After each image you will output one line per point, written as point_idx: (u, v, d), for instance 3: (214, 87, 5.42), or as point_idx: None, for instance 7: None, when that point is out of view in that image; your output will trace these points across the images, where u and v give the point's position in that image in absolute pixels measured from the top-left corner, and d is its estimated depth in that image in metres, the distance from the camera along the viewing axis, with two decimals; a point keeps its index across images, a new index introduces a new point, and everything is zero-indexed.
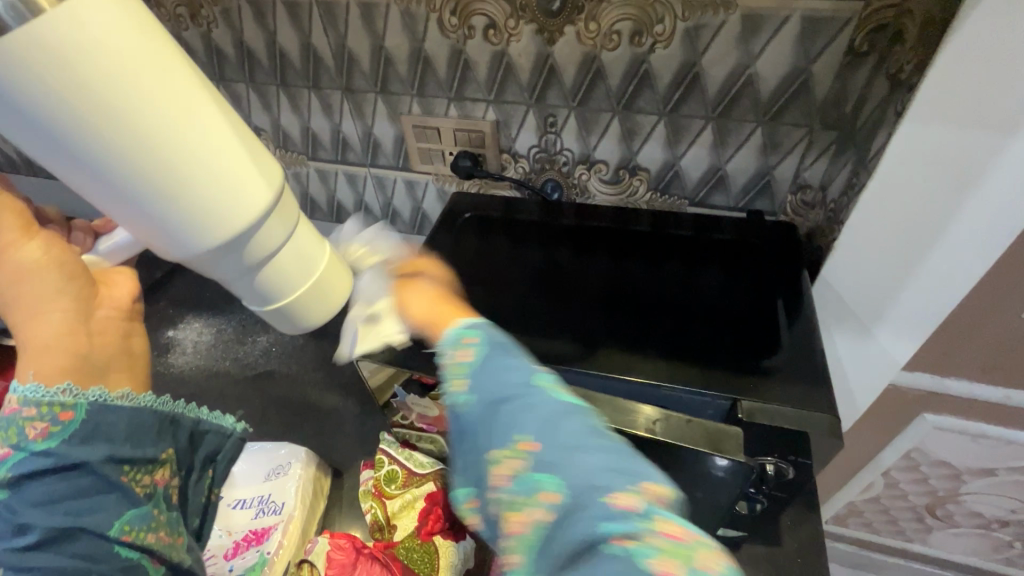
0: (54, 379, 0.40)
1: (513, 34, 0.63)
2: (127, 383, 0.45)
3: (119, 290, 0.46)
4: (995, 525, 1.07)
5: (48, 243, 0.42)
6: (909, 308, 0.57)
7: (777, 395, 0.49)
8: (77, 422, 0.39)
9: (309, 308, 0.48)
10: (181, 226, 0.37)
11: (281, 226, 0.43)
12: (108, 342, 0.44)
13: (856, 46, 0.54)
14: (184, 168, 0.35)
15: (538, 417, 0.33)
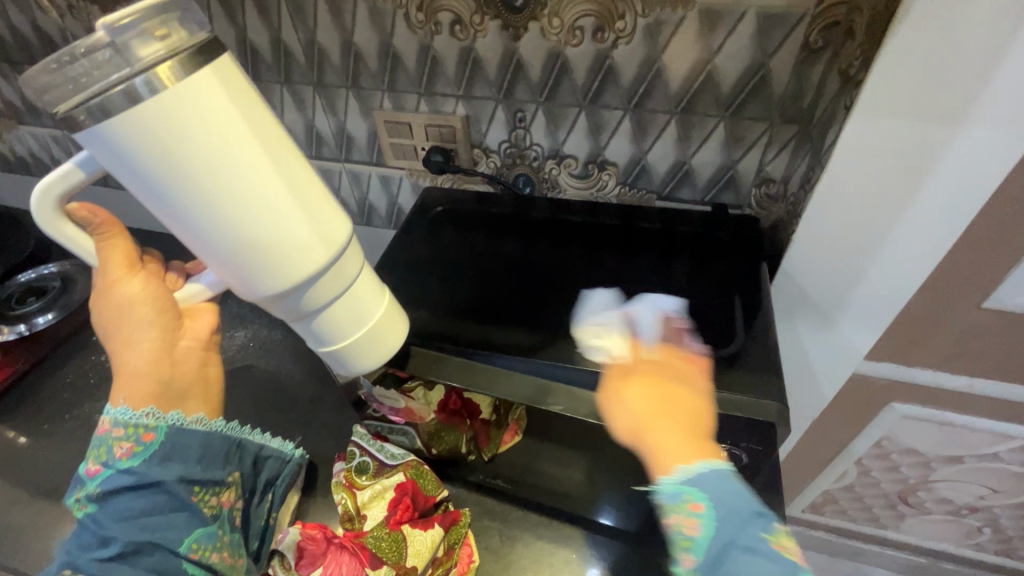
0: (139, 403, 0.48)
1: (479, 29, 0.64)
2: (201, 407, 0.52)
3: (203, 321, 0.52)
4: (964, 510, 1.10)
5: (148, 279, 0.48)
6: (870, 292, 0.61)
7: (731, 383, 0.50)
8: (156, 445, 0.47)
9: (363, 352, 0.51)
10: (251, 275, 0.41)
11: (342, 278, 0.46)
12: (186, 372, 0.51)
13: (811, 42, 0.55)
14: (261, 231, 0.39)
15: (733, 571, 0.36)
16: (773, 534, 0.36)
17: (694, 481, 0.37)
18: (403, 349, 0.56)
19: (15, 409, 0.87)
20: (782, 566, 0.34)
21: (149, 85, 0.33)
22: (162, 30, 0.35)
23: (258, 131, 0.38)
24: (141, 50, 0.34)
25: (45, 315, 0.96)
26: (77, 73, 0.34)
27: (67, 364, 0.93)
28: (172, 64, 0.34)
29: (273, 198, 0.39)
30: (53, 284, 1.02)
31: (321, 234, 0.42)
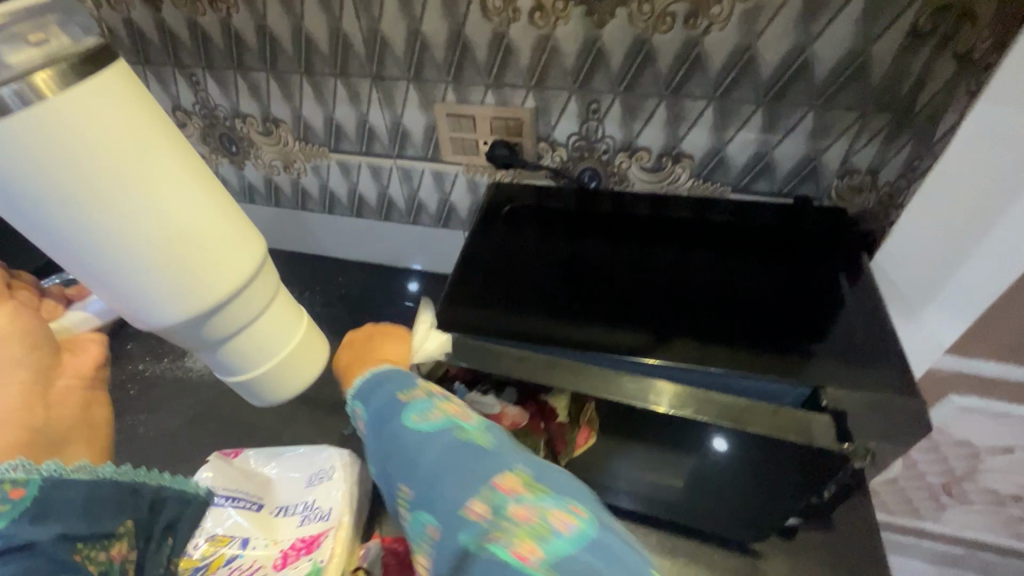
0: (7, 454, 0.36)
1: (561, 17, 0.61)
2: (85, 455, 0.41)
3: (86, 357, 0.42)
4: (1007, 500, 1.09)
5: (15, 309, 0.38)
6: (955, 294, 0.56)
7: (857, 381, 0.49)
8: (29, 501, 0.35)
9: (276, 381, 0.49)
10: (148, 304, 0.38)
11: (255, 307, 0.44)
12: (66, 416, 0.39)
13: (919, 27, 0.53)
14: (167, 258, 0.37)
15: (456, 479, 0.37)
16: (406, 390, 0.45)
17: (377, 376, 0.47)
18: (503, 352, 0.53)
19: None
20: (403, 403, 0.43)
21: (19, 92, 0.30)
22: (39, 37, 0.32)
23: (161, 142, 0.35)
24: (13, 56, 0.31)
25: None
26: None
27: None
28: (55, 69, 0.31)
29: (175, 222, 0.37)
30: None
31: (233, 262, 0.40)
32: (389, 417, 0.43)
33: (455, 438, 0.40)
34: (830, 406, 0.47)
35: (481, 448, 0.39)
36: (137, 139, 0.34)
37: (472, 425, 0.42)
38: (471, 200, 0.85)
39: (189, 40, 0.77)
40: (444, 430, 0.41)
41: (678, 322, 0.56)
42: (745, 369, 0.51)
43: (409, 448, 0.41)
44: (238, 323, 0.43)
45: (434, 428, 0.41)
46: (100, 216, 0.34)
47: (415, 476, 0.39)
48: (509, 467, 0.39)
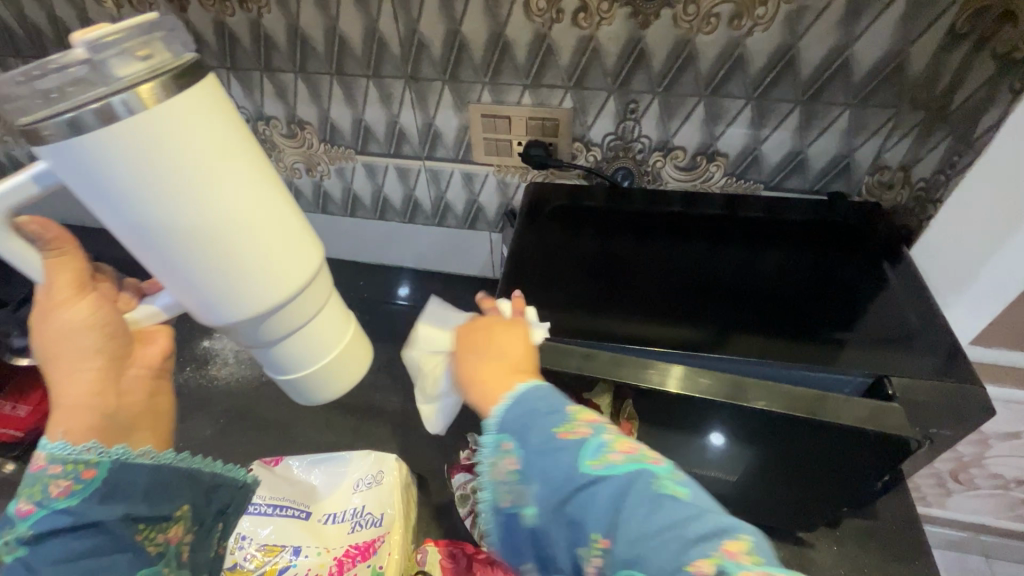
0: (78, 438, 0.36)
1: (605, 17, 0.62)
2: (149, 441, 0.41)
3: (156, 348, 0.42)
4: (1013, 485, 1.12)
5: (101, 301, 0.38)
6: (989, 282, 0.60)
7: (916, 369, 0.50)
8: (100, 481, 0.36)
9: (326, 379, 0.46)
10: (212, 303, 0.36)
11: (306, 309, 0.41)
12: (136, 402, 0.40)
13: (957, 28, 0.55)
14: (241, 264, 0.35)
15: (604, 516, 0.34)
16: (564, 424, 0.38)
17: (518, 403, 0.39)
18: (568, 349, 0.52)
19: None
20: (570, 448, 0.37)
21: (126, 103, 0.30)
22: (146, 51, 0.32)
23: (243, 148, 0.34)
24: (122, 69, 0.31)
25: None
26: (51, 88, 0.31)
27: None
28: (152, 81, 0.30)
29: (243, 224, 0.35)
30: None
31: (296, 267, 0.38)
32: (542, 461, 0.37)
33: (647, 486, 0.34)
34: (898, 396, 0.47)
35: (620, 481, 0.35)
36: (214, 142, 0.32)
37: (662, 466, 0.36)
38: (499, 201, 0.85)
39: (214, 41, 0.75)
40: (632, 476, 0.35)
41: (727, 318, 0.57)
42: (802, 360, 0.52)
43: (576, 497, 0.35)
44: (289, 328, 0.41)
45: (616, 474, 0.35)
46: (170, 215, 0.32)
47: (586, 530, 0.35)
48: (730, 528, 0.33)
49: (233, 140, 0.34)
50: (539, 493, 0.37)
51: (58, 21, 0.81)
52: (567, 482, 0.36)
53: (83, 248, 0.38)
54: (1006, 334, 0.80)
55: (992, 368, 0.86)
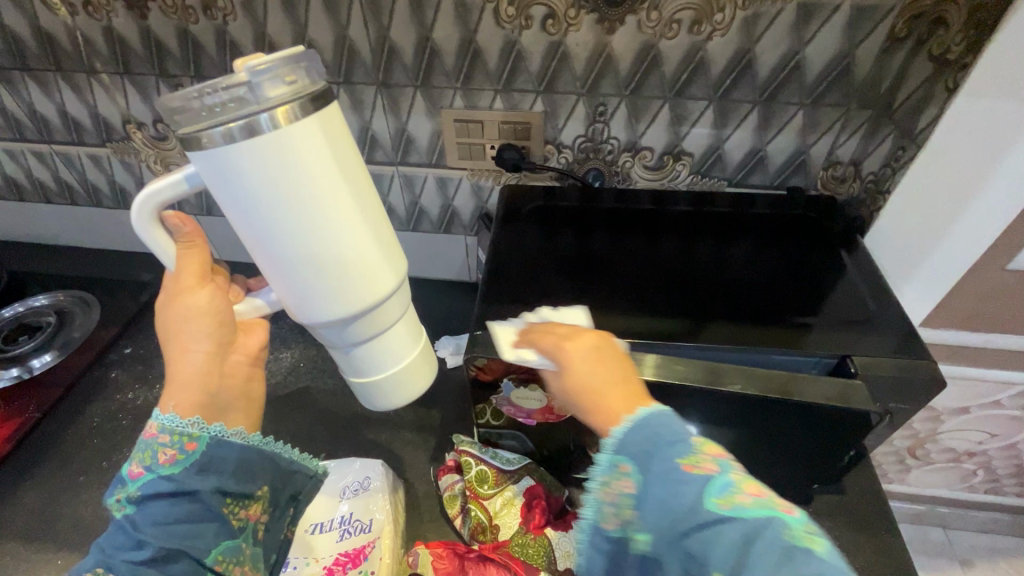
0: (187, 411, 0.43)
1: (573, 23, 0.64)
2: (242, 421, 0.47)
3: (255, 338, 0.49)
4: (964, 457, 1.20)
5: (217, 291, 0.46)
6: (938, 261, 0.66)
7: (875, 348, 0.54)
8: (198, 454, 0.42)
9: (396, 387, 0.51)
10: (311, 298, 0.43)
11: (389, 316, 0.47)
12: (235, 383, 0.46)
13: (897, 32, 0.60)
14: (332, 269, 0.41)
15: (730, 556, 0.34)
16: (689, 456, 0.38)
17: (617, 443, 0.40)
18: None
19: (31, 466, 0.75)
20: (698, 483, 0.37)
21: (269, 124, 0.36)
22: (293, 76, 0.38)
23: (349, 170, 0.40)
24: (270, 90, 0.37)
25: (42, 355, 0.84)
26: (213, 103, 0.36)
27: (84, 408, 0.81)
28: (290, 106, 0.36)
29: (349, 230, 0.41)
30: (47, 318, 0.90)
31: (379, 278, 0.44)
32: (660, 491, 0.37)
33: (780, 537, 0.34)
34: (861, 373, 0.51)
35: (750, 520, 0.35)
36: (333, 161, 0.39)
37: (795, 516, 0.35)
38: (474, 205, 0.85)
39: (176, 49, 0.74)
40: (764, 520, 0.35)
41: (706, 308, 0.59)
42: (773, 345, 0.54)
43: (701, 534, 0.35)
44: (371, 330, 0.47)
45: (743, 519, 0.35)
46: (288, 219, 0.39)
47: (711, 571, 0.35)
48: None
49: (347, 163, 0.40)
50: (655, 523, 0.37)
51: (5, 29, 0.77)
52: (693, 519, 0.36)
53: (208, 244, 0.47)
54: (951, 315, 0.86)
55: (940, 346, 0.92)
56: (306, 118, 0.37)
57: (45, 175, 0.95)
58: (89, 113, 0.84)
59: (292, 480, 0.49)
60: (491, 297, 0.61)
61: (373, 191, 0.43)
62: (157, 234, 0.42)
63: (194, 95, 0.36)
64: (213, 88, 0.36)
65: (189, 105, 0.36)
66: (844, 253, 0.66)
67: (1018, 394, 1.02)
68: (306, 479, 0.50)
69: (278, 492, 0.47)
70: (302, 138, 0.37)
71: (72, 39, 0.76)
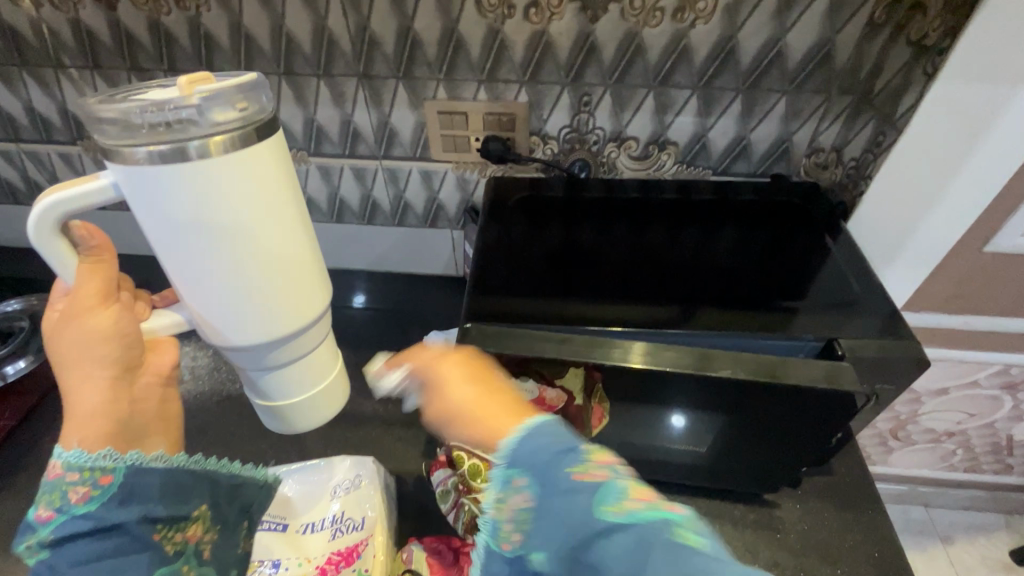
0: (94, 445, 0.42)
1: (556, 12, 0.64)
2: (161, 444, 0.47)
3: (167, 356, 0.47)
4: (944, 437, 1.23)
5: (120, 312, 0.43)
6: (918, 244, 0.67)
7: (864, 330, 0.54)
8: (115, 486, 0.42)
9: (309, 411, 0.52)
10: (250, 319, 0.43)
11: (309, 338, 0.48)
12: (144, 408, 0.46)
13: (875, 18, 0.61)
14: (264, 284, 0.42)
15: (623, 563, 0.32)
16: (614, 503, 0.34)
17: (528, 435, 0.37)
18: (542, 336, 0.53)
19: (8, 474, 0.73)
20: (587, 493, 0.34)
21: (199, 149, 0.37)
22: (242, 103, 0.39)
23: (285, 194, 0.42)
24: (216, 116, 0.38)
25: (14, 363, 0.79)
26: (155, 120, 0.37)
27: (65, 414, 0.79)
28: (229, 136, 0.37)
29: (283, 260, 0.43)
30: (20, 323, 0.86)
31: (306, 295, 0.45)
32: (557, 507, 0.35)
33: (659, 535, 0.32)
34: (848, 355, 0.52)
35: (689, 544, 0.32)
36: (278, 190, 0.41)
37: (678, 513, 0.34)
38: (459, 198, 0.85)
39: (148, 41, 0.71)
40: (653, 523, 0.33)
41: (698, 293, 0.59)
42: (755, 329, 0.55)
43: (599, 543, 0.33)
44: (295, 351, 0.47)
45: (633, 524, 0.33)
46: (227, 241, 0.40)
47: None
48: None
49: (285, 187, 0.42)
50: (540, 540, 0.35)
51: None
52: (581, 530, 0.34)
53: (117, 259, 0.44)
54: (929, 298, 0.88)
55: (920, 329, 0.94)
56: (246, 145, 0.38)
57: (12, 174, 0.92)
58: (59, 110, 0.81)
59: (238, 493, 0.52)
60: (478, 289, 0.60)
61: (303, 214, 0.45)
62: (57, 245, 0.39)
63: (134, 111, 0.37)
64: (156, 108, 0.37)
65: (126, 119, 0.37)
66: (828, 238, 0.66)
67: (995, 373, 1.05)
68: (247, 491, 0.52)
69: (217, 508, 0.49)
70: (256, 165, 0.39)
71: (38, 33, 0.73)
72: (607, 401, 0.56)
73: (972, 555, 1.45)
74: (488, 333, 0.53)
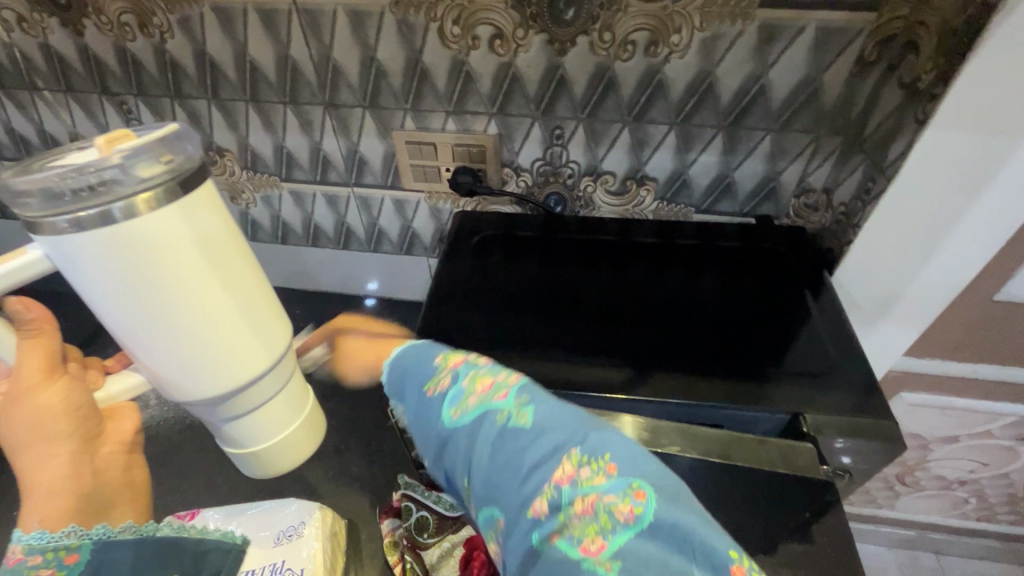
0: (58, 523, 0.39)
1: (522, 44, 0.61)
2: (130, 514, 0.43)
3: (127, 424, 0.43)
4: (954, 485, 1.15)
5: (70, 385, 0.39)
6: (918, 293, 0.61)
7: (837, 405, 0.49)
8: (82, 565, 0.39)
9: (278, 459, 0.48)
10: (185, 385, 0.38)
11: (276, 384, 0.43)
12: (110, 479, 0.42)
13: (866, 55, 0.56)
14: (200, 354, 0.37)
15: (459, 456, 0.36)
16: (432, 378, 0.41)
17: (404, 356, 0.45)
18: None
19: None
20: (434, 401, 0.39)
21: (126, 210, 0.32)
22: (169, 156, 0.35)
23: (213, 254, 0.35)
24: (143, 173, 0.33)
25: None
26: (78, 186, 0.32)
27: None
28: (154, 190, 0.32)
29: (218, 326, 0.37)
30: None
31: (254, 359, 0.39)
32: (414, 419, 0.40)
33: (493, 427, 0.35)
34: (811, 434, 0.47)
35: (521, 427, 0.35)
36: (202, 254, 0.35)
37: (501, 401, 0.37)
38: (434, 227, 0.82)
39: (117, 67, 0.70)
40: (478, 421, 0.36)
41: (669, 354, 0.55)
42: (734, 399, 0.50)
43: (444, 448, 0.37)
44: (264, 396, 0.43)
45: (466, 421, 0.37)
46: (151, 314, 0.34)
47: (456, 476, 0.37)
48: (560, 448, 0.33)
49: (219, 243, 0.36)
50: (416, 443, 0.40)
51: None
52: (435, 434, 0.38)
53: (60, 329, 0.40)
54: (932, 345, 0.82)
55: (924, 376, 0.87)
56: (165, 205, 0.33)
57: None
58: (35, 130, 0.81)
59: (205, 559, 0.57)
60: (432, 336, 0.58)
61: (256, 263, 0.39)
62: None
63: (54, 179, 0.32)
64: (76, 174, 0.32)
65: (48, 189, 0.32)
66: (809, 294, 0.61)
67: (1009, 425, 0.97)
68: (221, 554, 0.58)
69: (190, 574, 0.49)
70: (170, 237, 0.33)
71: (11, 57, 0.73)
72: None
73: None
74: None
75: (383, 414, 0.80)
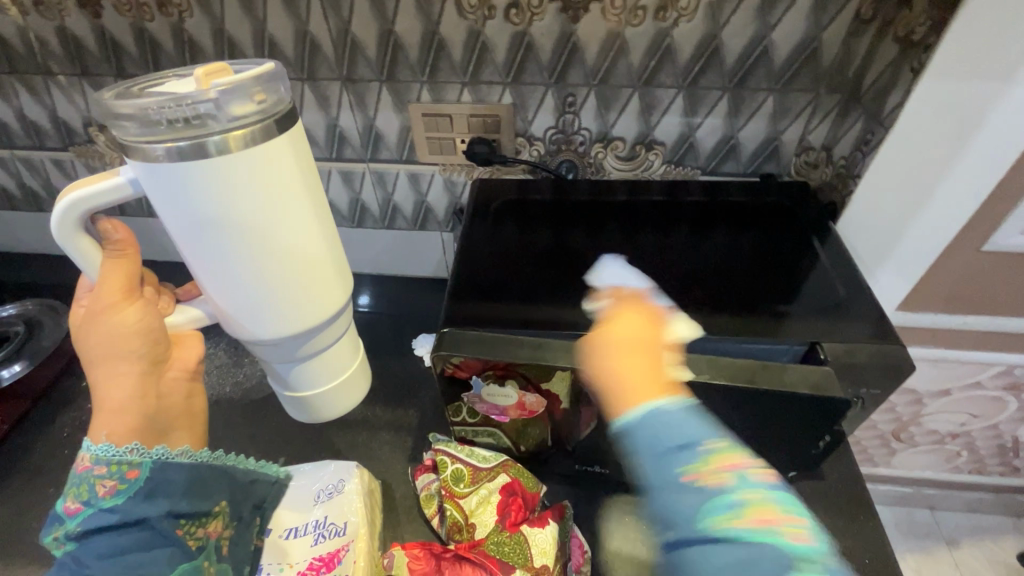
0: (122, 439, 0.43)
1: (536, 12, 0.63)
2: (186, 440, 0.47)
3: (191, 351, 0.47)
4: (948, 438, 1.20)
5: (145, 307, 0.43)
6: (911, 245, 0.65)
7: (849, 335, 0.53)
8: (143, 480, 0.42)
9: (329, 401, 0.53)
10: (269, 317, 0.42)
11: (335, 333, 0.48)
12: (173, 402, 0.46)
13: (862, 14, 0.60)
14: (291, 284, 0.42)
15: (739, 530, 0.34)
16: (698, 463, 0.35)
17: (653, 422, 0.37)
18: (518, 341, 0.53)
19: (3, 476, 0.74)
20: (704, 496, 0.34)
21: (219, 146, 0.35)
22: (261, 96, 0.37)
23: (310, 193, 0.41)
24: (236, 110, 0.36)
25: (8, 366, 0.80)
26: (175, 117, 0.35)
27: (58, 418, 0.80)
28: (250, 130, 0.36)
29: (305, 258, 0.42)
30: (14, 328, 0.85)
31: (329, 292, 0.44)
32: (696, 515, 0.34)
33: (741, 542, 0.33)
34: (830, 360, 0.51)
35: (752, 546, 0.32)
36: (303, 189, 0.40)
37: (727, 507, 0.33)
38: (448, 201, 0.84)
39: (133, 47, 0.72)
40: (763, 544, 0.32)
41: (687, 301, 0.58)
42: (752, 333, 0.54)
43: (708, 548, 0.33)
44: (319, 346, 0.48)
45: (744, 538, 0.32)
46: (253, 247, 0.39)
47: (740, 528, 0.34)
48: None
49: (313, 184, 0.41)
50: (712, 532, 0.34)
51: None
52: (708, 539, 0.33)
53: (142, 253, 0.44)
54: (927, 296, 0.85)
55: (918, 330, 0.92)
56: (267, 139, 0.37)
57: (6, 182, 0.93)
58: (49, 116, 0.81)
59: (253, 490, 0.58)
60: (461, 294, 0.60)
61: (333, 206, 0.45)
62: (80, 243, 0.40)
63: (151, 107, 0.35)
64: (174, 103, 0.35)
65: (144, 115, 0.35)
66: (817, 240, 0.65)
67: (998, 373, 1.02)
68: (268, 485, 0.62)
69: (235, 506, 0.52)
70: (278, 174, 0.38)
71: (26, 41, 0.73)
72: (596, 405, 0.55)
73: (977, 558, 1.43)
74: (465, 337, 0.54)
75: (406, 383, 0.82)
